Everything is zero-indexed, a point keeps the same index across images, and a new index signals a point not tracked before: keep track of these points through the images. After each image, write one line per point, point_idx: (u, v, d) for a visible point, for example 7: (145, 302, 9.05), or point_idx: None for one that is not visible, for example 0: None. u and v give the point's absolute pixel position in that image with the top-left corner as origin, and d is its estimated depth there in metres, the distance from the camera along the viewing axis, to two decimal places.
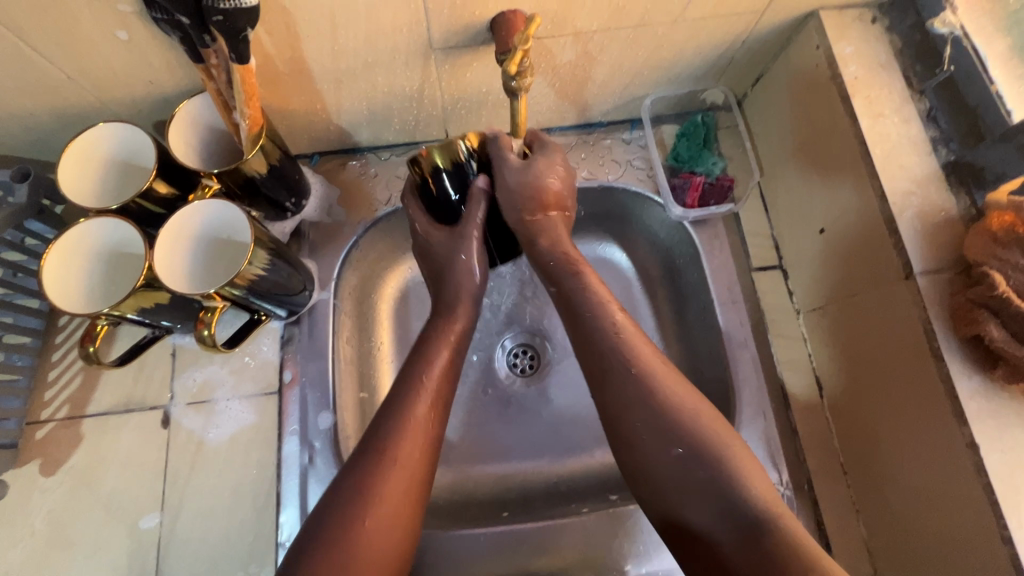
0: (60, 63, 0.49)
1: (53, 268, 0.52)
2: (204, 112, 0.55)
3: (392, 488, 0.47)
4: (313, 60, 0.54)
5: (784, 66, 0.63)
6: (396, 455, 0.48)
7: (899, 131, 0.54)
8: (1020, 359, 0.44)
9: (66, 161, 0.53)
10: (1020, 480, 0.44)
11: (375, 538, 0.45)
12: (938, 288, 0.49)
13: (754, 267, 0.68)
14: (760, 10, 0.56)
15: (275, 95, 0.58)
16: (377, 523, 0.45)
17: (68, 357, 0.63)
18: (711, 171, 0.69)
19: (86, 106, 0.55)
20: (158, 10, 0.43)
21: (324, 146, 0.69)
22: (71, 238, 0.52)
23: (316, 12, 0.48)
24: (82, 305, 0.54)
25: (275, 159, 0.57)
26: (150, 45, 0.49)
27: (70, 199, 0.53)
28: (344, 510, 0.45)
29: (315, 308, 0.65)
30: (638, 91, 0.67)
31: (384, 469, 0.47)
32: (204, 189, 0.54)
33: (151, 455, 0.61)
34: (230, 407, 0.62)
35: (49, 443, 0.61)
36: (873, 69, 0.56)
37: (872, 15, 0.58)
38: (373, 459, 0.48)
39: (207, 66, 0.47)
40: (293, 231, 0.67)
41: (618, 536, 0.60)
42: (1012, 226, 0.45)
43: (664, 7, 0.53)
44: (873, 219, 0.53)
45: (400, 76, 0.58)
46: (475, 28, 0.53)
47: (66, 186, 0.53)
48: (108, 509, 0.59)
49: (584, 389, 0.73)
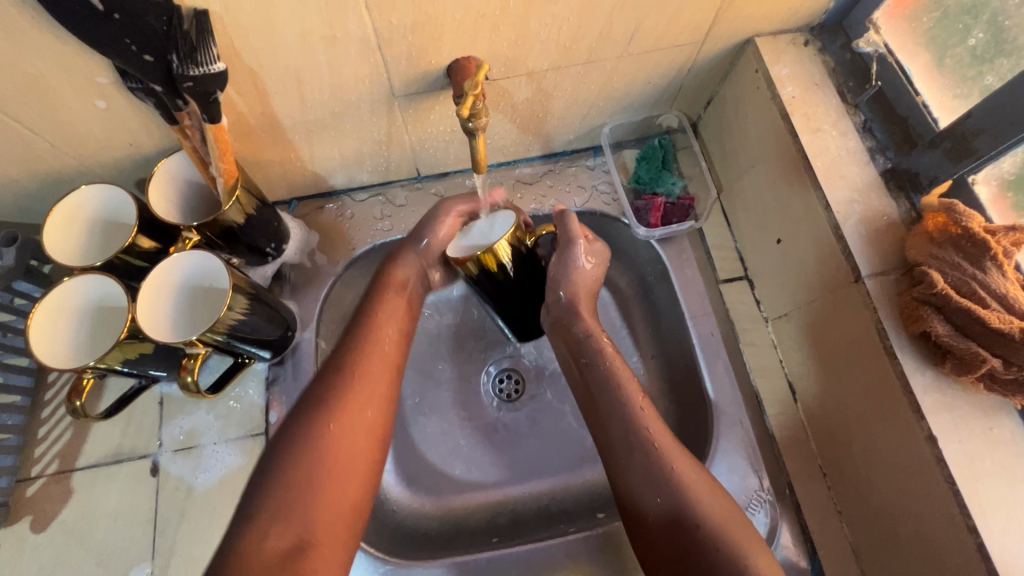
0: (43, 133, 0.52)
1: (67, 299, 0.55)
2: (184, 169, 0.58)
3: (339, 460, 0.48)
4: (284, 114, 0.57)
5: (730, 88, 0.67)
6: (357, 375, 0.53)
7: (838, 143, 0.57)
8: (965, 351, 0.46)
9: (63, 208, 0.56)
10: (978, 469, 0.45)
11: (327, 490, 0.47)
12: (886, 288, 0.51)
13: (720, 279, 0.70)
14: (699, 41, 0.59)
15: (249, 149, 0.61)
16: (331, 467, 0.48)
17: (58, 413, 0.64)
18: (671, 191, 0.72)
19: (68, 170, 0.58)
20: (133, 81, 0.46)
21: (301, 192, 0.72)
22: (95, 296, 0.56)
23: (282, 71, 0.52)
24: (66, 363, 0.55)
25: (252, 209, 0.60)
26: (127, 111, 0.52)
27: (47, 232, 0.56)
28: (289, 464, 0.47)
29: (299, 348, 0.67)
30: (597, 121, 0.70)
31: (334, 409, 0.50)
32: (185, 241, 0.57)
33: (141, 504, 0.61)
34: (217, 452, 0.63)
35: (39, 499, 0.61)
36: (809, 88, 0.59)
37: (805, 39, 0.62)
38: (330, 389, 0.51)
39: (181, 127, 0.50)
40: (275, 274, 0.70)
41: (608, 553, 0.60)
42: (945, 227, 0.48)
43: (609, 44, 0.57)
44: (821, 228, 0.56)
45: (367, 122, 0.61)
46: (433, 74, 0.56)
47: (52, 221, 0.56)
48: (98, 562, 0.59)
49: (567, 409, 0.75)
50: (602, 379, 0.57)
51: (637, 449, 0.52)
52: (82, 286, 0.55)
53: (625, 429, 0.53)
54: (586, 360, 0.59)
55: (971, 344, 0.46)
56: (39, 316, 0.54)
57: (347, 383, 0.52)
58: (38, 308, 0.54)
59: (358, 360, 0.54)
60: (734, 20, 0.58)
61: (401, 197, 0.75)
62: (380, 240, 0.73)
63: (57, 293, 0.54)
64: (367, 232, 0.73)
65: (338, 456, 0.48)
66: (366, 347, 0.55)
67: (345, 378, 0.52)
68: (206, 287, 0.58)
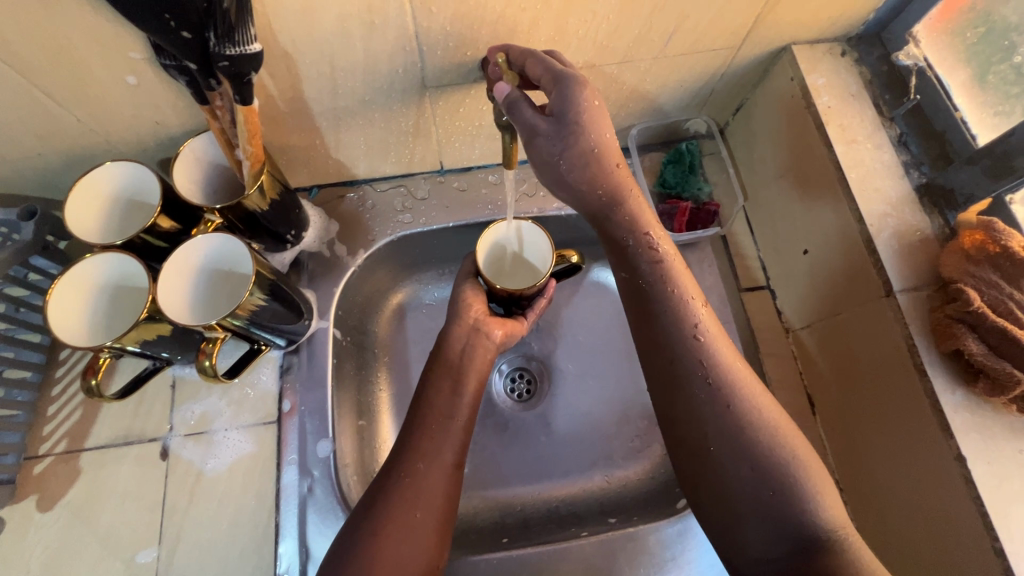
0: (70, 106, 0.51)
1: (94, 276, 0.55)
2: (208, 151, 0.57)
3: (398, 507, 0.51)
4: (313, 99, 0.56)
5: (761, 95, 0.66)
6: (410, 475, 0.53)
7: (873, 156, 0.57)
8: (999, 371, 0.45)
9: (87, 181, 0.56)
10: (1007, 491, 0.45)
11: (394, 537, 0.50)
12: (917, 304, 0.51)
13: (742, 288, 0.69)
14: (736, 46, 0.59)
15: (276, 133, 0.60)
16: (393, 537, 0.50)
17: (69, 391, 0.63)
18: (697, 196, 0.71)
19: (91, 145, 0.57)
20: (166, 57, 0.45)
21: (323, 179, 0.72)
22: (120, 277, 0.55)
23: (316, 55, 0.51)
24: (82, 340, 0.54)
25: (275, 194, 0.59)
26: (157, 87, 0.51)
27: (73, 203, 0.55)
28: (358, 532, 0.50)
29: (314, 336, 0.66)
30: (625, 122, 0.70)
31: (393, 483, 0.53)
32: (207, 224, 0.56)
33: (150, 488, 0.60)
34: (228, 438, 0.62)
35: (47, 478, 0.60)
36: (845, 99, 0.59)
37: (842, 48, 0.61)
38: (391, 484, 0.53)
39: (212, 107, 0.50)
40: (293, 261, 0.70)
41: (620, 558, 0.60)
42: (983, 244, 0.48)
43: (646, 45, 0.56)
44: (852, 240, 0.55)
45: (395, 112, 0.60)
46: (467, 66, 0.56)
47: (78, 192, 0.55)
48: (104, 544, 0.58)
49: (581, 411, 0.74)
50: (662, 295, 0.51)
51: (688, 369, 0.49)
52: (107, 265, 0.54)
53: (675, 352, 0.49)
54: (638, 269, 0.52)
55: (1005, 364, 0.45)
56: (65, 288, 0.53)
57: (410, 446, 0.55)
58: (65, 280, 0.53)
59: (411, 456, 0.54)
60: (773, 26, 0.57)
61: (423, 189, 0.74)
62: (400, 232, 0.72)
63: (86, 268, 0.54)
64: (388, 223, 0.72)
65: (399, 497, 0.52)
66: (422, 432, 0.56)
67: (399, 477, 0.53)
68: (226, 271, 0.58)
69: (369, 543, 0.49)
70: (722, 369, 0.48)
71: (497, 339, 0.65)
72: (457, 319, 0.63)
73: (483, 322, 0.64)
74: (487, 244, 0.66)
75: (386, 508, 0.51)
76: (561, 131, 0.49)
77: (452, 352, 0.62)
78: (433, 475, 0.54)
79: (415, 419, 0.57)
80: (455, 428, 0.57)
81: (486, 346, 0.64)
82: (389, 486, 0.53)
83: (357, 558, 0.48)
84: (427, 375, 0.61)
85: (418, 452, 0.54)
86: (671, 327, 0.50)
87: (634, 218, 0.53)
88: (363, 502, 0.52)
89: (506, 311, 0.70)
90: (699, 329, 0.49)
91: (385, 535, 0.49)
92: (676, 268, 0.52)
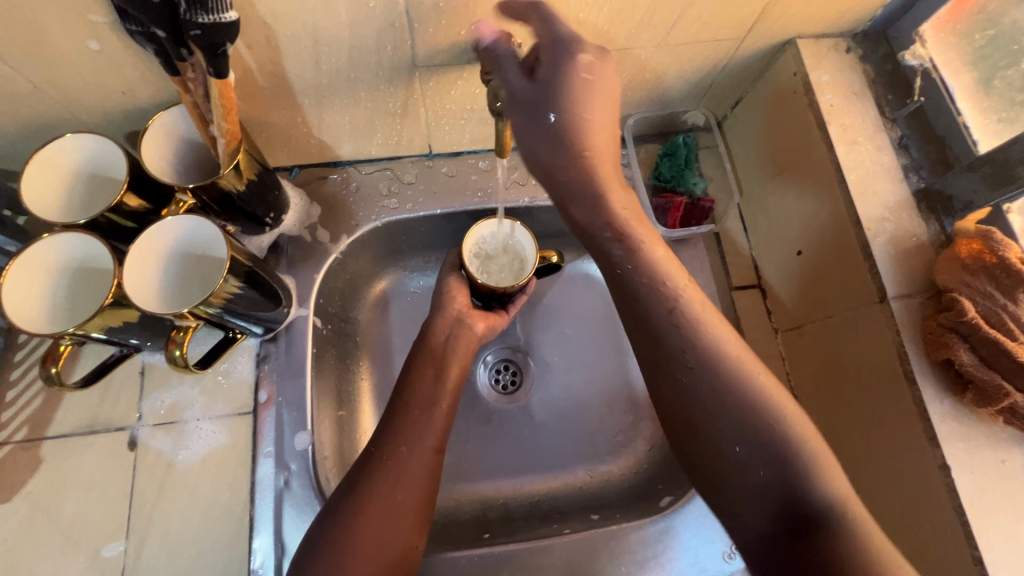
0: (26, 72, 0.47)
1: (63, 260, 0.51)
2: (180, 125, 0.54)
3: (377, 491, 0.50)
4: (295, 74, 0.53)
5: (761, 90, 0.64)
6: (392, 459, 0.52)
7: (873, 158, 0.56)
8: (988, 383, 0.45)
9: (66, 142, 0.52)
10: (989, 501, 0.45)
11: (374, 521, 0.48)
12: (910, 312, 0.50)
13: (733, 286, 0.68)
14: (740, 36, 0.56)
15: (254, 109, 0.57)
16: (372, 520, 0.48)
17: (29, 375, 0.60)
18: (693, 191, 0.70)
19: (50, 115, 0.53)
20: (132, 22, 0.41)
21: (304, 159, 0.68)
22: (91, 265, 0.52)
23: (298, 28, 0.47)
24: (23, 319, 0.50)
25: (252, 174, 0.56)
26: (122, 55, 0.47)
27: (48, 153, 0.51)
28: (336, 515, 0.49)
29: (293, 324, 0.63)
30: (622, 111, 0.67)
31: (374, 466, 0.51)
32: (179, 204, 0.53)
33: (115, 479, 0.58)
34: (200, 428, 0.60)
35: (5, 467, 0.57)
36: (848, 97, 0.57)
37: (847, 44, 0.59)
38: (372, 466, 0.51)
39: (183, 79, 0.46)
40: (272, 245, 0.66)
41: (601, 554, 0.59)
42: (980, 254, 0.48)
43: (649, 32, 0.54)
44: (848, 244, 0.54)
45: (383, 91, 0.57)
46: (461, 46, 0.52)
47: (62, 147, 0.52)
48: (67, 537, 0.56)
49: (566, 404, 0.73)
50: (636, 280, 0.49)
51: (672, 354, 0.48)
52: (78, 249, 0.51)
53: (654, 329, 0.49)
54: (611, 258, 0.51)
55: (995, 376, 0.45)
56: (30, 263, 0.50)
57: (392, 430, 0.53)
58: (34, 256, 0.50)
59: (394, 439, 0.53)
60: (778, 19, 0.55)
61: (410, 173, 0.71)
62: (385, 218, 0.69)
63: (57, 249, 0.51)
64: (373, 208, 0.69)
65: (379, 480, 0.50)
66: (407, 416, 0.54)
67: (381, 460, 0.51)
68: (200, 254, 0.55)
69: (346, 526, 0.48)
70: (716, 343, 0.47)
71: (479, 332, 0.63)
72: (442, 308, 0.62)
73: (466, 314, 0.62)
74: (472, 243, 0.64)
75: (366, 490, 0.50)
76: (542, 103, 0.45)
77: (436, 343, 0.60)
78: (416, 459, 0.52)
79: (397, 407, 0.55)
80: (437, 415, 0.56)
81: (472, 339, 0.62)
82: (370, 467, 0.51)
83: (336, 545, 0.47)
84: (409, 365, 0.59)
85: (400, 435, 0.53)
86: (649, 305, 0.49)
87: (602, 203, 0.50)
88: (342, 485, 0.51)
89: (485, 305, 0.67)
90: (679, 311, 0.48)
91: (363, 519, 0.48)
92: (649, 254, 0.50)
